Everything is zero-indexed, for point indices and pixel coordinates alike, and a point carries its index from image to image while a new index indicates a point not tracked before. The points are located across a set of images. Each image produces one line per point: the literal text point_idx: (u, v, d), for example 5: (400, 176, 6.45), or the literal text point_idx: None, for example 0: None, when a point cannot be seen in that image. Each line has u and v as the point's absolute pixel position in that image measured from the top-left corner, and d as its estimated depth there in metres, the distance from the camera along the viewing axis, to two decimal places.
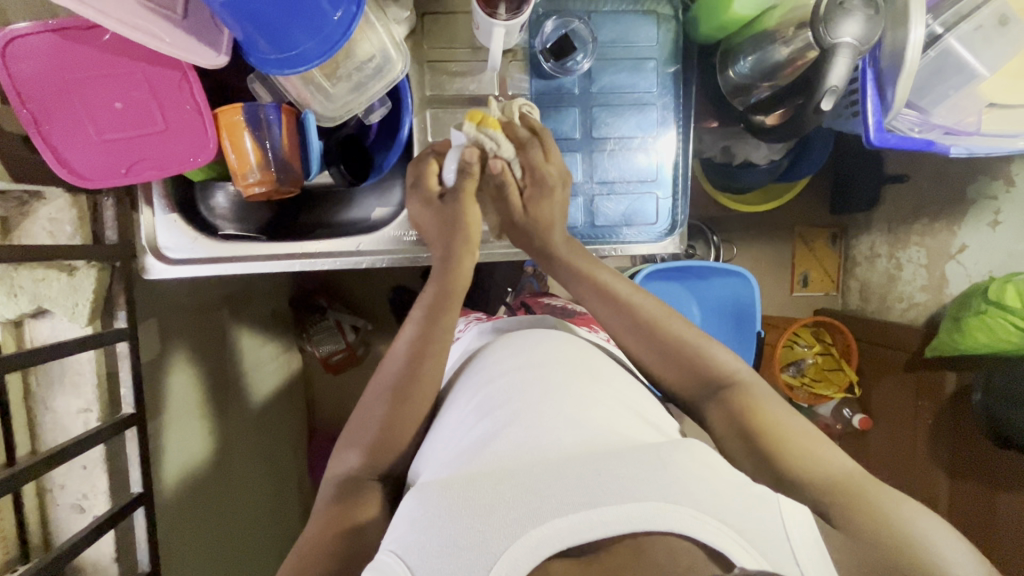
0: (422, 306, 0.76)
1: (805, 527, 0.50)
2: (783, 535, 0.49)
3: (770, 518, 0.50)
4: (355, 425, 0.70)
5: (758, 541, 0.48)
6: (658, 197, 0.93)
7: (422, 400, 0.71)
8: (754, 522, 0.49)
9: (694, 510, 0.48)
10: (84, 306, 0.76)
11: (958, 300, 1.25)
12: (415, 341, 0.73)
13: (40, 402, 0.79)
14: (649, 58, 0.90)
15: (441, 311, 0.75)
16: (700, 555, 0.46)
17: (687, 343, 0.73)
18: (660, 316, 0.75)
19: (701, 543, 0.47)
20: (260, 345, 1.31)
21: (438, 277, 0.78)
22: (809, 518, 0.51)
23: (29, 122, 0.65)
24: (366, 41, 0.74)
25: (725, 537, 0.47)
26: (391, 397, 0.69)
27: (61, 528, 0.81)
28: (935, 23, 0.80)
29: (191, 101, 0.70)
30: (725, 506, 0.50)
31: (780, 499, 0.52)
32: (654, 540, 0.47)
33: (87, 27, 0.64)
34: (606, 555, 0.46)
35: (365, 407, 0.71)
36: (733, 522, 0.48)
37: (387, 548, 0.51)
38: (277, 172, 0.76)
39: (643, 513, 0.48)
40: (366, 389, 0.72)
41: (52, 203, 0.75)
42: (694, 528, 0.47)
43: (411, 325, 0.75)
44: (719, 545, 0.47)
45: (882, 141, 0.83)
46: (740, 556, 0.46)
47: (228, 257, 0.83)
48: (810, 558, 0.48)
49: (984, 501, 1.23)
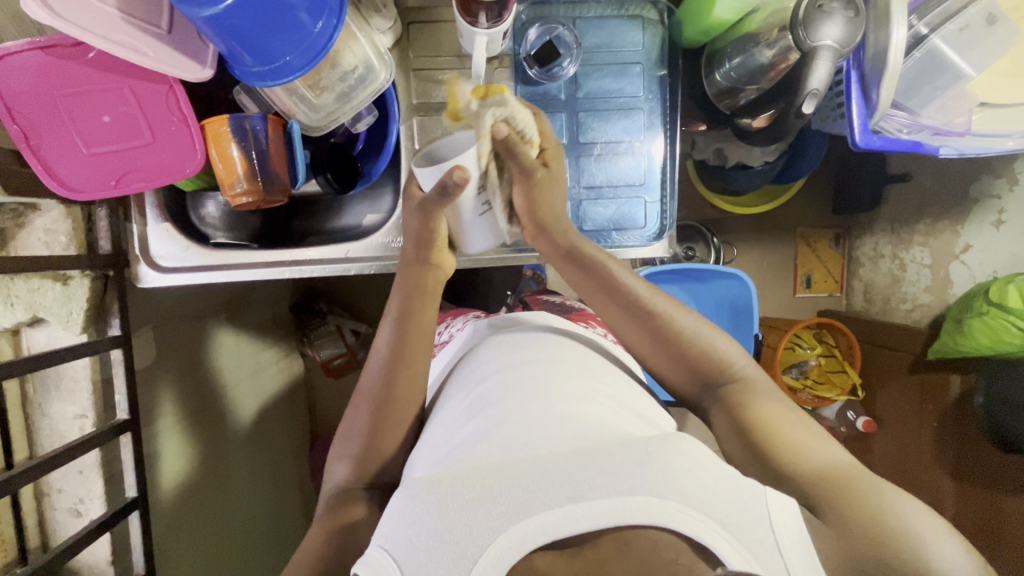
0: (391, 315, 0.77)
1: (789, 513, 0.49)
2: (769, 528, 0.48)
3: (758, 507, 0.49)
4: (343, 436, 0.72)
5: (744, 537, 0.46)
6: (647, 201, 0.93)
7: (405, 398, 0.72)
8: (741, 518, 0.48)
9: (678, 504, 0.48)
10: (78, 315, 0.79)
11: (960, 300, 1.24)
12: (395, 338, 0.75)
13: (38, 409, 0.81)
14: (634, 63, 0.90)
15: (413, 313, 0.76)
16: (687, 551, 0.46)
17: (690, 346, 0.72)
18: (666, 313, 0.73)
19: (688, 538, 0.46)
20: (260, 350, 1.33)
21: (404, 283, 0.79)
22: (794, 501, 0.50)
23: (19, 138, 0.67)
24: (349, 53, 0.75)
25: (712, 533, 0.46)
26: (377, 402, 0.71)
27: (59, 532, 0.83)
28: (920, 24, 0.79)
29: (177, 113, 0.71)
30: (711, 499, 0.49)
31: (766, 489, 0.51)
32: (638, 533, 0.47)
33: (73, 44, 0.66)
34: (591, 548, 0.47)
35: (351, 416, 0.72)
36: (717, 514, 0.47)
37: (376, 542, 0.51)
38: (263, 181, 0.78)
39: (628, 507, 0.47)
40: (359, 396, 0.73)
41: (47, 215, 0.77)
42: (680, 523, 0.47)
43: (388, 327, 0.76)
44: (709, 543, 0.46)
45: (868, 143, 0.83)
46: (728, 555, 0.45)
47: (218, 266, 0.84)
48: (799, 559, 0.46)
49: (989, 504, 1.21)
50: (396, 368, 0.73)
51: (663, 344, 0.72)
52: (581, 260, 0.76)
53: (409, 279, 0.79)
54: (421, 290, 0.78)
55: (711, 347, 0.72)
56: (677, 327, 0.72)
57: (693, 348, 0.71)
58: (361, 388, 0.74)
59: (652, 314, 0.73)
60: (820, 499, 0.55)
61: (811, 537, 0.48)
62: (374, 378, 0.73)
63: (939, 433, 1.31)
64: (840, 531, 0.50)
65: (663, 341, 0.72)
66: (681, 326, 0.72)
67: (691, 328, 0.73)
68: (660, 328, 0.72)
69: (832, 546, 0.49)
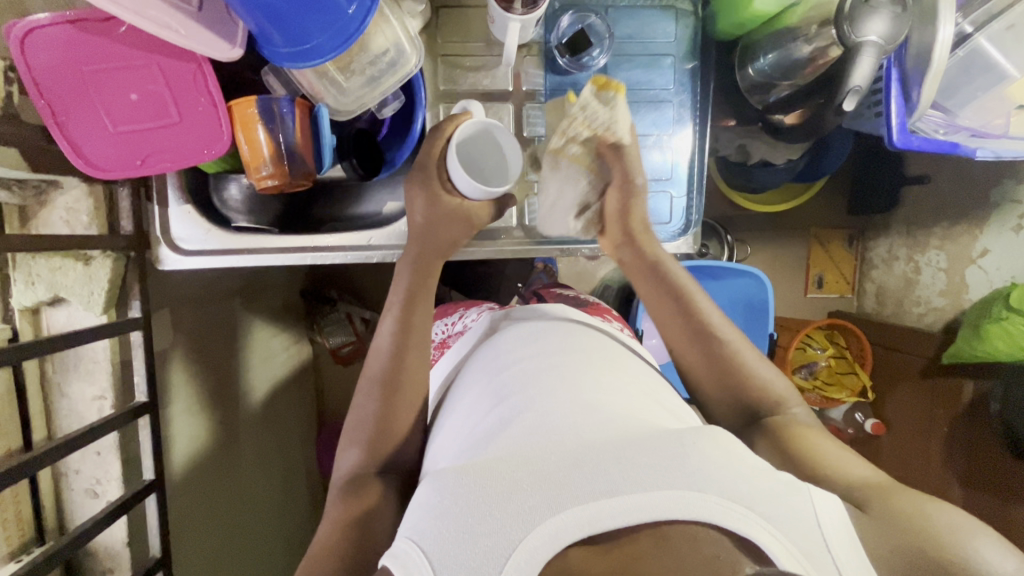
0: (393, 307, 0.74)
1: (834, 512, 0.48)
2: (815, 523, 0.46)
3: (802, 504, 0.47)
4: (350, 425, 0.69)
5: (787, 528, 0.45)
6: (672, 195, 0.91)
7: (411, 383, 0.69)
8: (784, 511, 0.46)
9: (722, 500, 0.46)
10: (98, 295, 0.77)
11: (977, 305, 1.23)
12: (398, 331, 0.71)
13: (57, 388, 0.80)
14: (666, 55, 0.89)
15: (416, 302, 0.73)
16: (728, 546, 0.44)
17: (726, 351, 0.70)
18: (714, 320, 0.73)
19: (730, 533, 0.45)
20: (271, 336, 1.33)
21: (410, 270, 0.76)
22: (842, 508, 0.49)
23: (47, 114, 0.65)
24: (380, 35, 0.73)
25: (759, 528, 0.45)
26: (383, 384, 0.69)
27: (76, 512, 0.83)
28: (964, 23, 0.78)
29: (206, 93, 0.70)
30: (751, 491, 0.48)
31: (812, 487, 0.50)
32: (679, 529, 0.45)
33: (104, 19, 0.64)
34: (627, 543, 0.45)
35: (362, 401, 0.69)
36: (759, 508, 0.46)
37: (403, 534, 0.50)
38: (289, 164, 0.76)
39: (664, 500, 0.46)
40: (367, 378, 0.71)
41: (69, 193, 0.76)
42: (720, 517, 0.45)
43: (390, 320, 0.73)
44: (753, 537, 0.44)
45: (905, 143, 0.82)
46: (779, 554, 0.43)
47: (239, 249, 0.83)
48: (849, 558, 0.45)
49: (997, 509, 1.21)
50: (403, 352, 0.70)
51: (710, 354, 0.70)
52: (649, 261, 0.78)
53: (414, 257, 0.76)
54: (422, 277, 0.75)
55: (726, 337, 0.71)
56: (696, 313, 0.73)
57: (711, 333, 0.71)
58: (367, 370, 0.71)
59: (705, 324, 0.72)
60: (861, 500, 0.54)
61: (859, 537, 0.47)
62: (381, 358, 0.71)
63: (949, 438, 1.30)
64: (880, 524, 0.49)
65: (688, 327, 0.72)
66: (724, 339, 0.71)
67: (711, 314, 0.73)
68: (706, 338, 0.71)
69: (875, 536, 0.48)
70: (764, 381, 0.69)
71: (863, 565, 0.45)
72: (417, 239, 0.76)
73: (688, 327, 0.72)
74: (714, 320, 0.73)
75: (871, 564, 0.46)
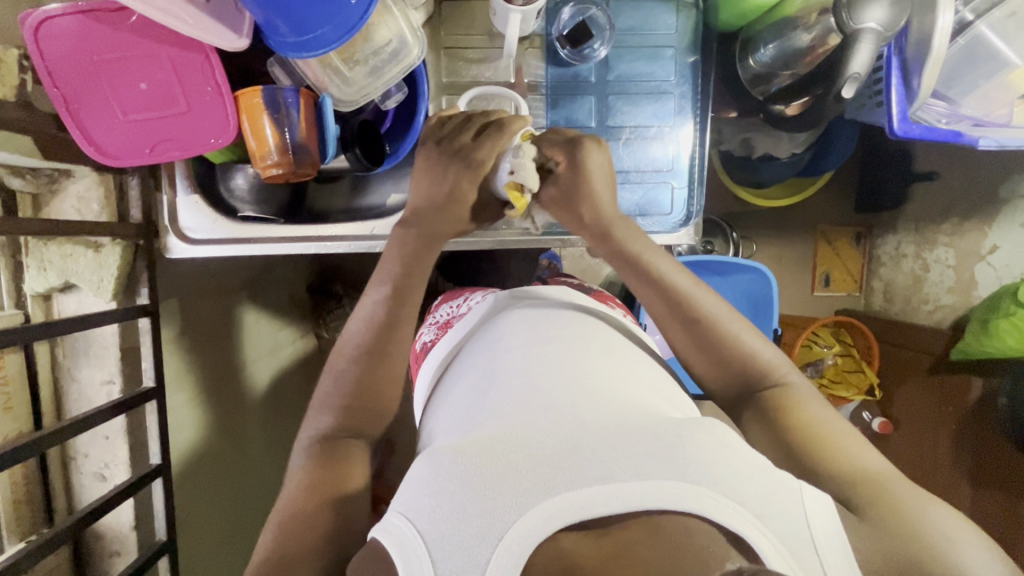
0: (386, 284, 0.73)
1: (824, 513, 0.47)
2: (802, 520, 0.46)
3: (791, 501, 0.47)
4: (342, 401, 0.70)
5: (776, 524, 0.45)
6: (674, 186, 0.91)
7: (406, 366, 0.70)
8: (775, 507, 0.46)
9: (713, 492, 0.46)
10: (108, 282, 0.79)
11: (985, 300, 1.22)
12: (393, 304, 0.72)
13: (68, 373, 0.82)
14: (666, 46, 0.90)
15: (412, 290, 0.73)
16: (721, 539, 0.44)
17: (727, 330, 0.70)
18: (692, 293, 0.72)
19: (722, 526, 0.44)
20: (278, 329, 1.34)
21: (403, 254, 0.75)
22: (830, 501, 0.49)
23: (59, 101, 0.67)
24: (383, 25, 0.75)
25: (751, 526, 0.44)
26: (377, 361, 0.69)
27: (83, 493, 0.85)
28: (965, 10, 0.79)
29: (211, 82, 0.71)
30: (746, 489, 0.47)
31: (801, 487, 0.49)
32: (671, 519, 0.44)
33: (115, 9, 0.66)
34: (620, 529, 0.44)
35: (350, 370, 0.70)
36: (752, 505, 0.46)
37: (397, 510, 0.50)
38: (294, 154, 0.77)
39: (658, 491, 0.46)
40: (349, 346, 0.71)
41: (80, 181, 0.79)
42: (712, 509, 0.45)
43: (379, 291, 0.73)
44: (742, 532, 0.44)
45: (905, 131, 0.82)
46: (766, 549, 0.43)
47: (247, 240, 0.85)
48: (832, 552, 0.45)
49: (1004, 507, 1.20)
50: (399, 329, 0.71)
51: (697, 335, 0.70)
52: (631, 256, 0.75)
53: (415, 236, 0.76)
54: (417, 257, 0.75)
55: (729, 331, 0.70)
56: (671, 289, 0.72)
57: (720, 333, 0.70)
58: (349, 341, 0.72)
59: (686, 303, 0.71)
60: (857, 497, 0.53)
61: (845, 535, 0.47)
62: (365, 337, 0.71)
63: (957, 436, 1.29)
64: (876, 528, 0.49)
65: (675, 312, 0.71)
66: (712, 316, 0.71)
67: (693, 297, 0.72)
68: (691, 321, 0.70)
69: (865, 538, 0.47)
70: (768, 371, 0.68)
71: (847, 560, 0.45)
72: (416, 218, 0.76)
73: (674, 311, 0.71)
74: (698, 301, 0.72)
75: (852, 552, 0.46)
